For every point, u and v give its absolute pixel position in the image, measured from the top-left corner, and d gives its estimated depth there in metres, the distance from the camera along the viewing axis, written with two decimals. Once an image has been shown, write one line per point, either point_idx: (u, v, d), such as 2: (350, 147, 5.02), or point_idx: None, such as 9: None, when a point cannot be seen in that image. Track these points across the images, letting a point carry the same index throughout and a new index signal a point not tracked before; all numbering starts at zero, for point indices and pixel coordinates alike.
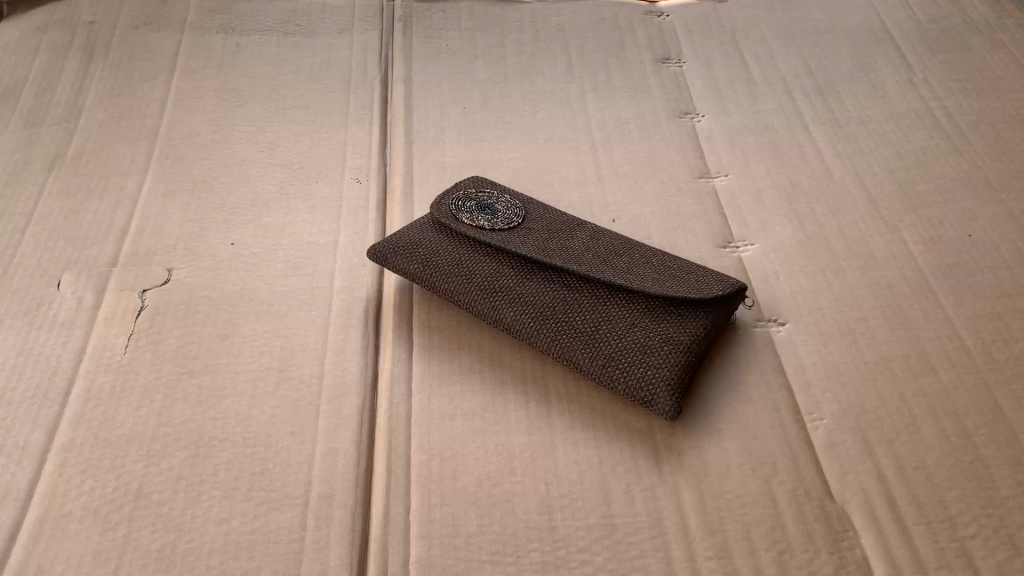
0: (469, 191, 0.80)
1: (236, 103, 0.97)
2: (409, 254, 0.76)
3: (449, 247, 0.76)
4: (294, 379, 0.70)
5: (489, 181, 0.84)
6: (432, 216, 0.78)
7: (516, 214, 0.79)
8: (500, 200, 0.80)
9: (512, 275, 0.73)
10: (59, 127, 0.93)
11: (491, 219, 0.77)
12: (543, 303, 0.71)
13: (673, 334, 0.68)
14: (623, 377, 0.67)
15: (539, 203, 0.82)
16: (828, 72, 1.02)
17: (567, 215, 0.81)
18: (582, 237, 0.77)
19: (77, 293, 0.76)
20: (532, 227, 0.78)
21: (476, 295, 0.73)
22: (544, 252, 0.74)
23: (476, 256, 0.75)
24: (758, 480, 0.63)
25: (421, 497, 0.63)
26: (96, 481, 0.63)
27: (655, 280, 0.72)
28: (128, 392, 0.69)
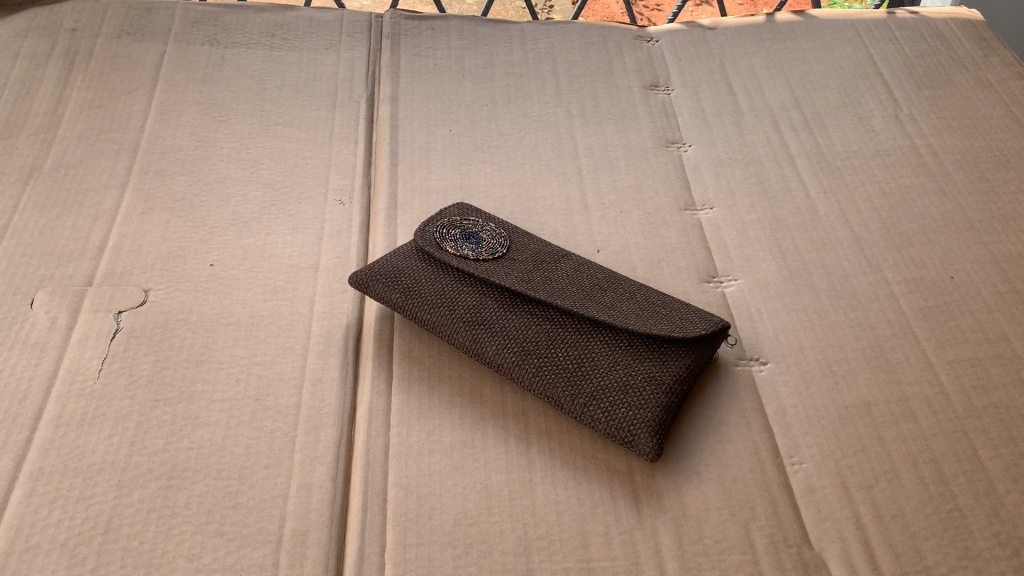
0: (453, 218, 0.80)
1: (219, 118, 0.96)
2: (391, 281, 0.75)
3: (432, 276, 0.75)
4: (270, 409, 0.69)
5: (474, 208, 0.83)
6: (415, 243, 0.77)
7: (501, 243, 0.78)
8: (485, 228, 0.79)
9: (495, 308, 0.72)
10: (36, 138, 0.91)
11: (475, 249, 0.76)
12: (526, 338, 0.70)
13: (655, 374, 0.68)
14: (604, 417, 0.66)
15: (523, 231, 0.82)
16: (816, 105, 1.02)
17: (552, 245, 0.80)
18: (566, 270, 0.77)
19: (51, 313, 0.75)
20: (517, 257, 0.77)
21: (458, 327, 0.72)
22: (528, 284, 0.73)
23: (459, 287, 0.74)
24: (737, 525, 0.63)
25: (396, 535, 0.62)
26: (65, 513, 0.61)
27: (638, 317, 0.71)
28: (101, 418, 0.67)
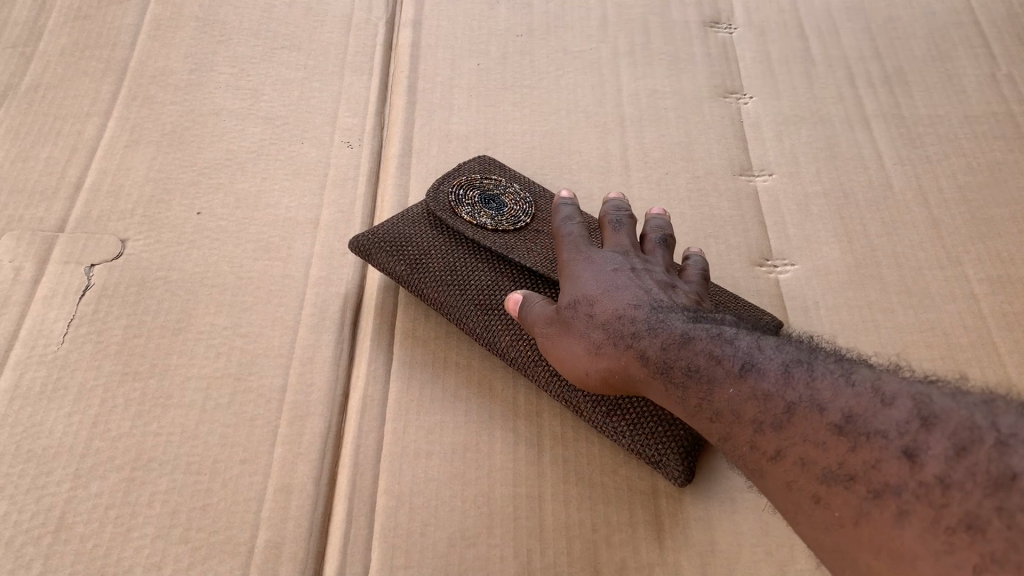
0: (472, 176, 0.69)
1: (218, 38, 0.85)
2: (397, 250, 0.65)
3: (443, 247, 0.65)
4: (251, 391, 0.61)
5: (497, 163, 0.73)
6: (426, 205, 0.67)
7: (525, 211, 0.68)
8: (508, 191, 0.69)
9: (513, 292, 0.63)
10: (14, 51, 0.82)
11: (496, 217, 0.66)
12: None
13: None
14: (632, 430, 0.57)
15: (551, 195, 0.72)
16: (899, 56, 0.89)
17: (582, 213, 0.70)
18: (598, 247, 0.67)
19: (16, 262, 0.67)
20: (543, 230, 0.67)
21: (469, 311, 0.63)
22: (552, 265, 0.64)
23: (474, 262, 0.65)
24: (773, 567, 0.55)
25: (382, 554, 0.54)
26: (12, 504, 0.54)
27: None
28: (61, 392, 0.60)
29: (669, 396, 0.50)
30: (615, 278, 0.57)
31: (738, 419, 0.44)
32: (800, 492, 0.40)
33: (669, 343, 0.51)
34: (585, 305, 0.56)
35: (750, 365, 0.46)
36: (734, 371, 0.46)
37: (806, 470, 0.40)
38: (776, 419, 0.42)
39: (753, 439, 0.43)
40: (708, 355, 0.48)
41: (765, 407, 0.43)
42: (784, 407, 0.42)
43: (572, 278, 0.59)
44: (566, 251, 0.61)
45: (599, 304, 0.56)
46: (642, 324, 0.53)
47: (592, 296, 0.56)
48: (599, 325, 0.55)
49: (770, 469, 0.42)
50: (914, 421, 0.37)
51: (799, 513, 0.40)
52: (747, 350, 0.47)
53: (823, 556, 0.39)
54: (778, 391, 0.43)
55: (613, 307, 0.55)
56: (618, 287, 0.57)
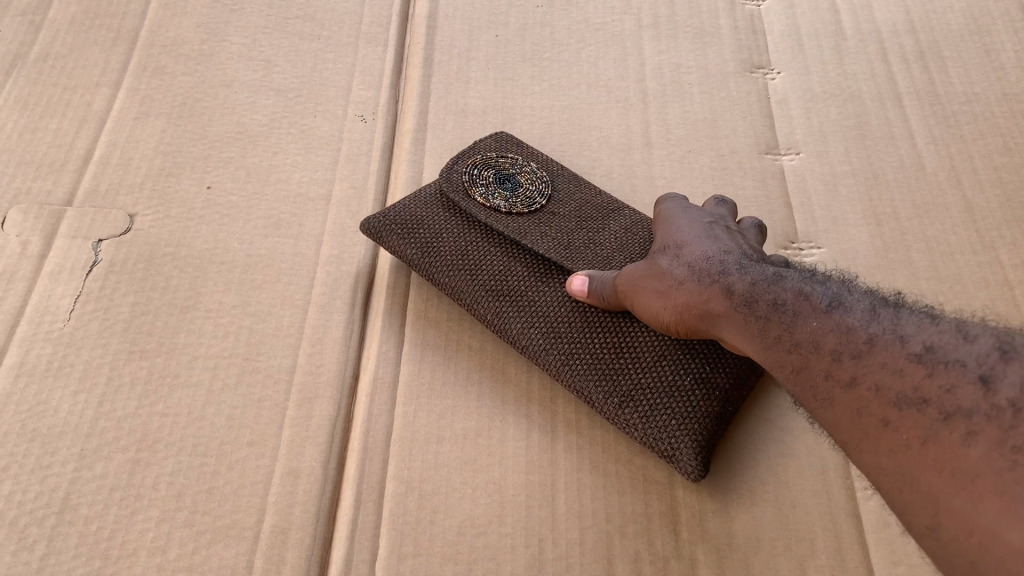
0: (488, 155, 0.67)
1: (231, 7, 0.83)
2: (408, 233, 0.63)
3: (455, 229, 0.63)
4: (259, 372, 0.60)
5: (517, 140, 0.71)
6: (439, 186, 0.65)
7: (541, 193, 0.66)
8: (524, 171, 0.67)
9: (526, 277, 0.61)
10: (23, 19, 0.80)
11: (509, 198, 0.64)
12: (558, 319, 0.59)
13: (708, 375, 0.56)
14: (642, 421, 0.55)
15: (570, 173, 0.69)
16: (934, 31, 0.85)
17: (601, 194, 0.68)
18: (615, 230, 0.64)
19: (22, 236, 0.66)
20: (558, 212, 0.65)
21: (479, 297, 0.61)
22: (566, 251, 0.61)
23: (486, 246, 0.63)
24: (792, 562, 0.53)
25: (390, 542, 0.53)
26: (17, 484, 0.54)
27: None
28: (67, 369, 0.59)
29: (746, 331, 0.48)
30: (708, 233, 0.56)
31: (816, 350, 0.42)
32: (870, 417, 0.38)
33: (759, 280, 0.49)
34: (672, 251, 0.55)
35: (837, 302, 0.44)
36: (821, 307, 0.44)
37: (880, 397, 0.38)
38: (856, 349, 0.40)
39: (829, 369, 0.41)
40: (795, 292, 0.46)
41: (845, 339, 0.41)
42: (866, 336, 0.40)
43: (665, 233, 0.58)
44: (664, 214, 0.61)
45: (688, 250, 0.55)
46: (731, 265, 0.52)
47: (682, 246, 0.55)
48: (685, 267, 0.53)
49: (841, 399, 0.40)
50: (995, 352, 0.35)
51: (861, 441, 0.38)
52: (836, 291, 0.45)
53: (881, 482, 0.37)
54: (862, 325, 0.41)
55: (702, 252, 0.54)
56: (709, 240, 0.55)
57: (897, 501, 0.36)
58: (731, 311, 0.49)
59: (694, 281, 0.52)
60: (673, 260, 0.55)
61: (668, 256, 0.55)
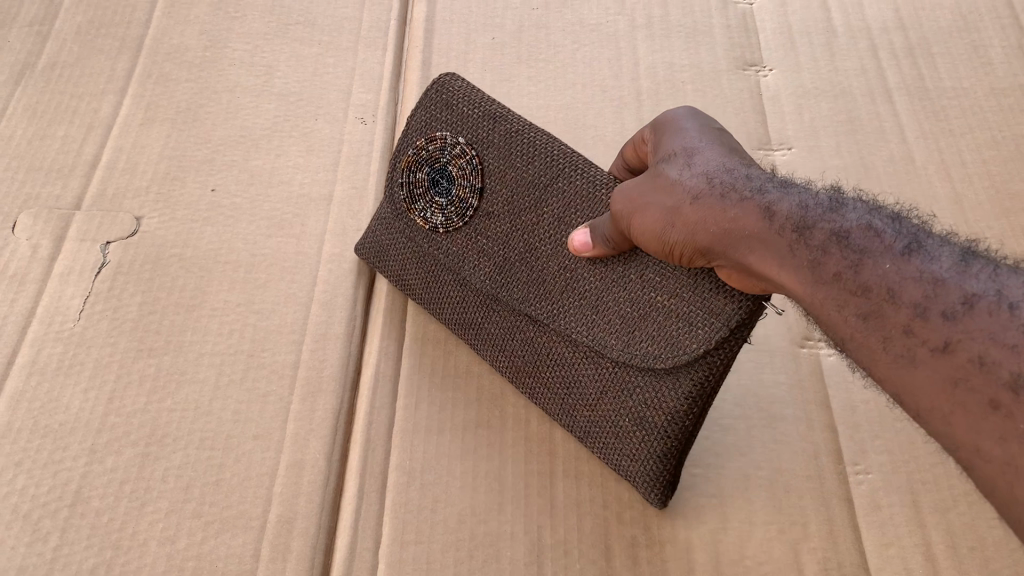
0: (419, 144, 0.58)
1: (233, 14, 0.85)
2: (385, 263, 0.63)
3: (412, 255, 0.61)
4: (264, 368, 0.61)
5: (446, 87, 0.57)
6: (391, 204, 0.61)
7: (472, 185, 0.55)
8: (452, 157, 0.56)
9: (477, 305, 0.58)
10: (30, 29, 0.82)
11: (443, 209, 0.57)
12: (514, 350, 0.57)
13: (647, 417, 0.51)
14: (605, 455, 0.55)
15: (506, 126, 0.55)
16: (923, 27, 0.87)
17: (533, 156, 0.53)
18: (547, 224, 0.53)
19: (33, 240, 0.67)
20: (490, 212, 0.55)
21: (452, 326, 0.61)
22: (497, 280, 0.55)
23: (439, 271, 0.60)
24: (785, 545, 0.55)
25: (393, 530, 0.55)
26: (30, 478, 0.55)
27: (628, 323, 0.50)
28: (78, 368, 0.60)
29: (791, 262, 0.41)
30: (717, 138, 0.49)
31: (893, 299, 0.37)
32: (972, 393, 0.33)
33: (810, 202, 0.42)
34: (684, 161, 0.47)
35: (915, 244, 0.38)
36: (895, 247, 0.38)
37: (985, 370, 0.33)
38: (948, 307, 0.35)
39: (910, 324, 0.36)
40: (860, 226, 0.40)
41: (932, 290, 0.36)
42: (960, 295, 0.35)
43: (665, 139, 0.50)
44: (658, 116, 0.52)
45: (699, 159, 0.47)
46: (764, 183, 0.44)
47: (695, 154, 0.47)
48: (703, 182, 0.45)
49: (932, 362, 0.35)
50: None
51: (953, 414, 0.34)
52: (909, 227, 0.39)
53: (977, 465, 0.33)
54: (950, 278, 0.36)
55: (718, 161, 0.46)
56: (731, 153, 0.47)
57: (1001, 488, 0.32)
58: (773, 238, 0.42)
59: (720, 200, 0.44)
60: (690, 173, 0.46)
61: (678, 169, 0.47)
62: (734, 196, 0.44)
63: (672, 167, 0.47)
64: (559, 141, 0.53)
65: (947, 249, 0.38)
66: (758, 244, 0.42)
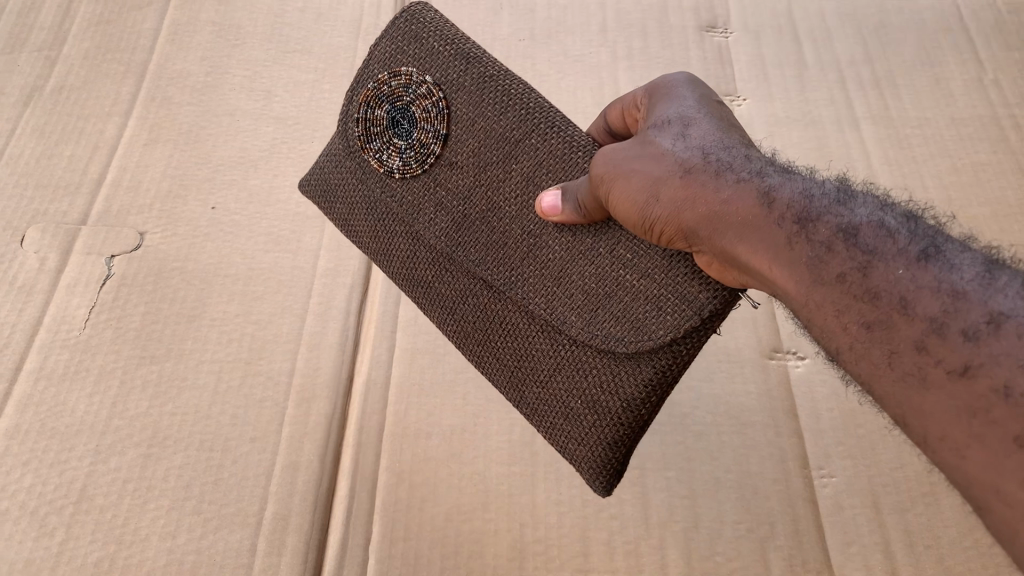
0: (380, 79, 0.54)
1: (233, 42, 0.89)
2: (333, 204, 0.60)
3: (361, 199, 0.57)
4: (261, 375, 0.65)
5: (419, 17, 0.53)
6: (343, 142, 0.57)
7: (436, 132, 0.52)
8: (416, 98, 0.52)
9: (429, 261, 0.55)
10: (40, 54, 0.85)
11: (402, 153, 0.54)
12: (464, 315, 0.54)
13: (599, 399, 0.49)
14: (550, 435, 0.52)
15: (479, 70, 0.51)
16: (889, 61, 0.91)
17: (506, 107, 0.50)
18: (514, 182, 0.50)
19: (41, 253, 0.71)
20: (453, 162, 0.52)
21: (401, 280, 0.57)
22: (453, 240, 0.52)
23: (392, 222, 0.56)
24: (753, 543, 0.58)
25: (383, 527, 0.58)
26: (37, 477, 0.58)
27: (591, 299, 0.48)
28: (83, 373, 0.63)
29: (785, 253, 0.36)
30: (718, 112, 0.44)
31: (903, 309, 0.31)
32: (993, 425, 0.27)
33: (817, 191, 0.36)
34: (677, 132, 0.42)
35: (934, 249, 0.32)
36: (911, 251, 0.32)
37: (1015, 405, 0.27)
38: (970, 327, 0.29)
39: (923, 340, 0.30)
40: (871, 222, 0.34)
41: (952, 304, 0.30)
42: (987, 313, 0.29)
43: (659, 107, 0.45)
44: (652, 81, 0.48)
45: (696, 131, 0.42)
46: (766, 167, 0.39)
47: (690, 126, 0.42)
48: (695, 155, 0.40)
49: (945, 385, 0.29)
50: None
51: (968, 448, 0.28)
52: (929, 231, 0.33)
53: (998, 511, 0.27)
54: (973, 291, 0.30)
55: (717, 137, 0.41)
56: (732, 131, 0.42)
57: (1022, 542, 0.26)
58: (764, 225, 0.36)
59: (712, 177, 0.39)
60: (684, 145, 0.41)
61: (671, 139, 0.42)
62: (727, 173, 0.39)
63: (664, 138, 0.42)
64: (536, 93, 0.50)
65: (972, 257, 0.31)
66: (747, 228, 0.37)
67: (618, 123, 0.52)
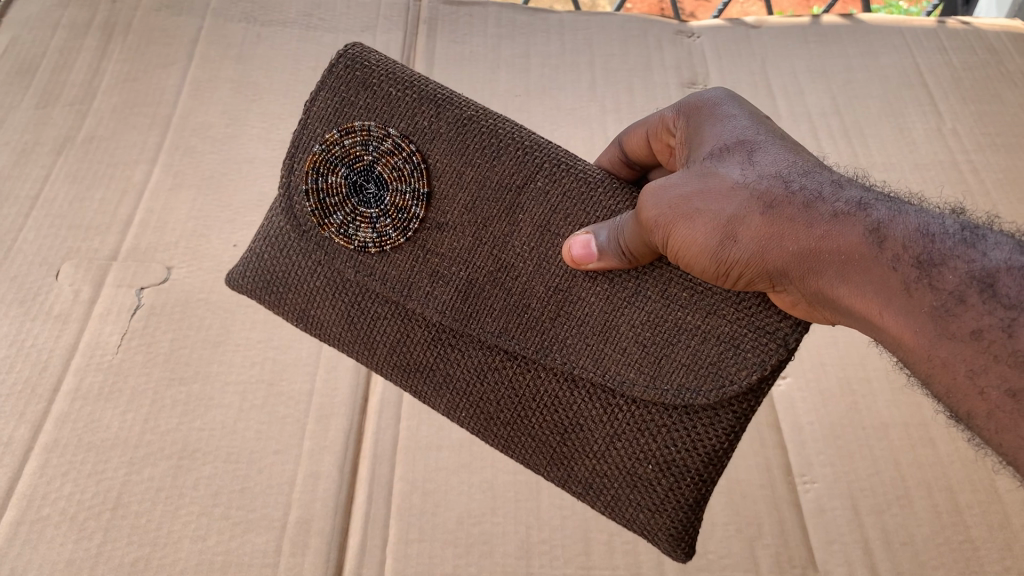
0: (328, 140, 0.53)
1: (251, 97, 0.95)
2: (279, 297, 0.57)
3: (327, 285, 0.55)
4: (283, 395, 0.70)
5: (361, 61, 0.53)
6: (291, 219, 0.56)
7: (416, 189, 0.52)
8: (382, 154, 0.52)
9: (430, 339, 0.54)
10: (71, 108, 0.92)
11: (374, 222, 0.53)
12: (482, 395, 0.53)
13: (674, 459, 0.50)
14: (612, 512, 0.52)
15: (453, 112, 0.52)
16: (856, 113, 0.99)
17: (495, 149, 0.51)
18: (523, 232, 0.51)
19: (74, 286, 0.76)
20: (444, 223, 0.52)
21: (387, 369, 0.55)
22: (463, 312, 0.52)
23: (376, 303, 0.55)
24: (743, 542, 0.63)
25: (399, 530, 0.62)
26: (76, 486, 0.62)
27: (649, 351, 0.49)
28: (116, 393, 0.68)
29: (905, 299, 0.37)
30: (772, 131, 0.47)
31: None
32: None
33: (930, 231, 0.38)
34: (741, 160, 0.44)
35: None
36: None
37: None
38: None
39: None
40: (1008, 267, 0.35)
41: None
42: None
43: (707, 125, 0.49)
44: (687, 104, 0.52)
45: (763, 159, 0.44)
46: (865, 197, 0.41)
47: (751, 153, 0.45)
48: (776, 188, 0.42)
49: None
50: None
51: None
52: None
53: None
54: None
55: (786, 166, 0.43)
56: (797, 156, 0.44)
57: None
58: (877, 270, 0.38)
59: (804, 216, 0.41)
60: (762, 178, 0.43)
61: (744, 170, 0.44)
62: (816, 208, 0.41)
63: (736, 169, 0.44)
64: (521, 128, 0.52)
65: None
66: (854, 269, 0.39)
67: (639, 146, 0.58)
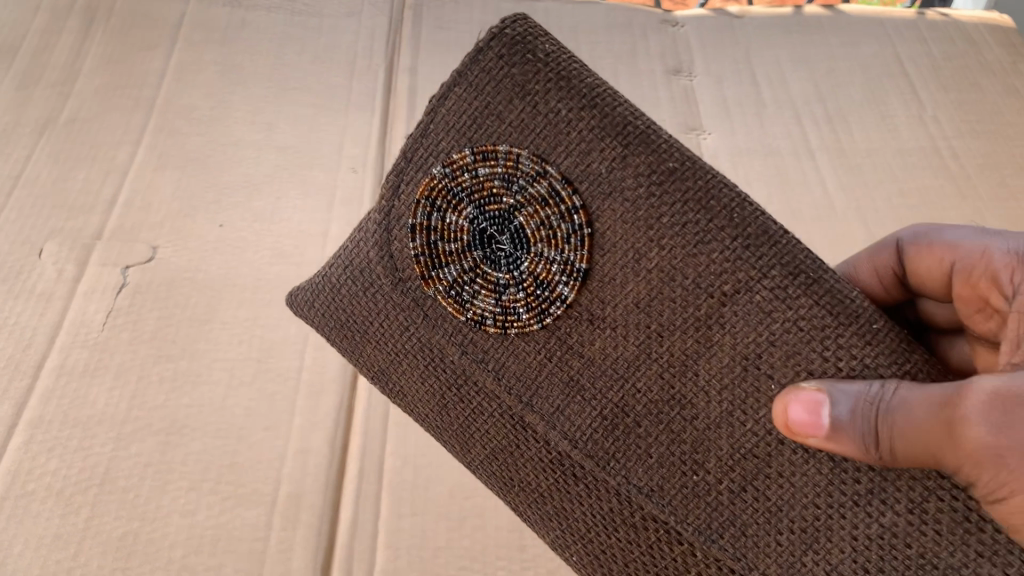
0: (463, 159, 0.48)
1: (236, 80, 0.95)
2: (365, 352, 0.54)
3: (430, 370, 0.52)
4: (272, 372, 0.69)
5: (526, 50, 0.46)
6: (388, 263, 0.52)
7: (560, 260, 0.46)
8: (529, 201, 0.47)
9: (548, 467, 0.49)
10: (54, 90, 0.91)
11: (500, 291, 0.48)
12: (593, 538, 0.49)
13: None
14: None
15: (638, 159, 0.44)
16: (839, 100, 1.00)
17: (681, 223, 0.44)
18: (694, 351, 0.44)
19: (58, 265, 0.75)
20: (595, 319, 0.46)
21: (490, 480, 0.52)
22: (591, 453, 0.47)
23: (485, 412, 0.51)
24: None
25: (390, 505, 0.62)
26: (62, 462, 0.61)
27: (822, 556, 0.41)
28: (102, 370, 0.67)
29: None
30: None
31: None
32: None
33: None
34: None
35: None
36: None
37: None
38: None
39: None
40: None
41: None
42: None
43: None
44: None
45: None
46: None
47: None
48: None
49: None
50: None
51: None
52: None
53: None
54: None
55: None
56: None
57: None
58: None
59: None
60: None
61: None
62: None
63: None
64: (727, 182, 0.44)
65: None
66: None
67: (931, 271, 0.49)
